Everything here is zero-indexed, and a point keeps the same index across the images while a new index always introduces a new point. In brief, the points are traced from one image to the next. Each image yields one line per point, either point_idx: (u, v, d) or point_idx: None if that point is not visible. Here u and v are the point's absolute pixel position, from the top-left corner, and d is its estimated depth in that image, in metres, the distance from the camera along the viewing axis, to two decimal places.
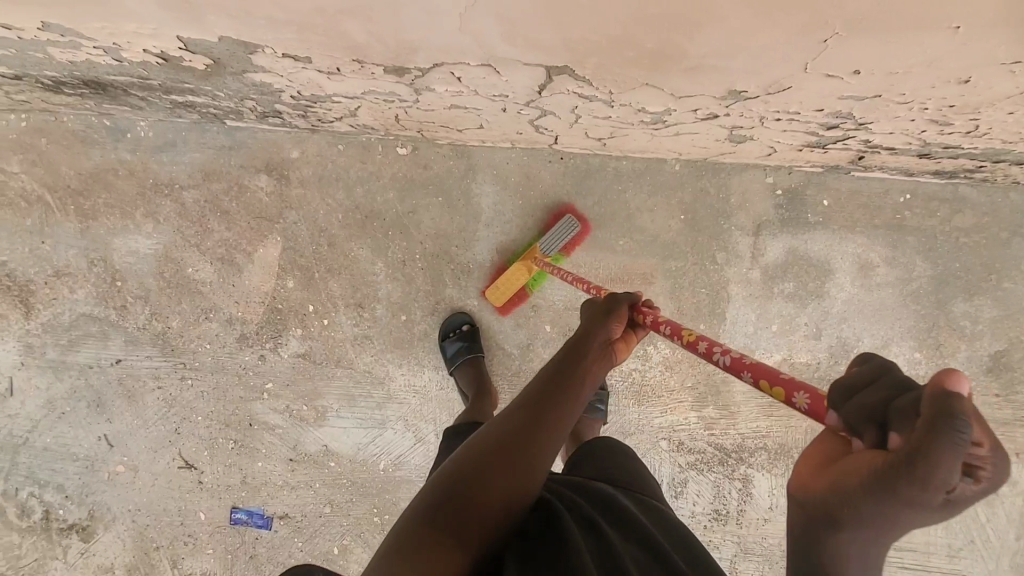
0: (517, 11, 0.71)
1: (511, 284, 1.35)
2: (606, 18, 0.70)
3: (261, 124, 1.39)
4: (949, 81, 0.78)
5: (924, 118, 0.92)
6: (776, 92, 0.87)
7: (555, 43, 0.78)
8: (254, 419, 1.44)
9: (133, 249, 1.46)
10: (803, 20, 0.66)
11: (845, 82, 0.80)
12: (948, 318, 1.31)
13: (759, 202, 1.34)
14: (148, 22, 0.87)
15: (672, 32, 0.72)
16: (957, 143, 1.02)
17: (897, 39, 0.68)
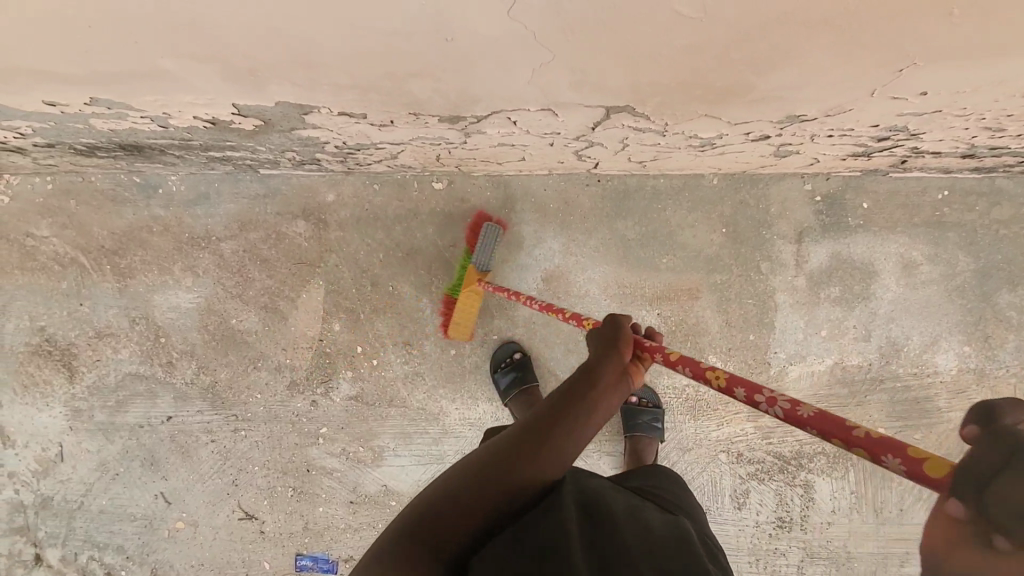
0: (593, 63, 0.71)
1: (468, 315, 1.38)
2: (683, 64, 0.71)
3: (295, 171, 1.39)
4: (1014, 95, 0.80)
5: (979, 126, 0.94)
6: (834, 114, 0.89)
7: (622, 87, 0.79)
8: (312, 464, 1.44)
9: (174, 304, 1.46)
10: (881, 55, 0.68)
11: (909, 102, 0.82)
12: (994, 310, 1.33)
13: (799, 210, 1.34)
14: (206, 94, 0.87)
15: (747, 71, 0.73)
16: (1003, 143, 1.04)
17: (973, 64, 0.70)
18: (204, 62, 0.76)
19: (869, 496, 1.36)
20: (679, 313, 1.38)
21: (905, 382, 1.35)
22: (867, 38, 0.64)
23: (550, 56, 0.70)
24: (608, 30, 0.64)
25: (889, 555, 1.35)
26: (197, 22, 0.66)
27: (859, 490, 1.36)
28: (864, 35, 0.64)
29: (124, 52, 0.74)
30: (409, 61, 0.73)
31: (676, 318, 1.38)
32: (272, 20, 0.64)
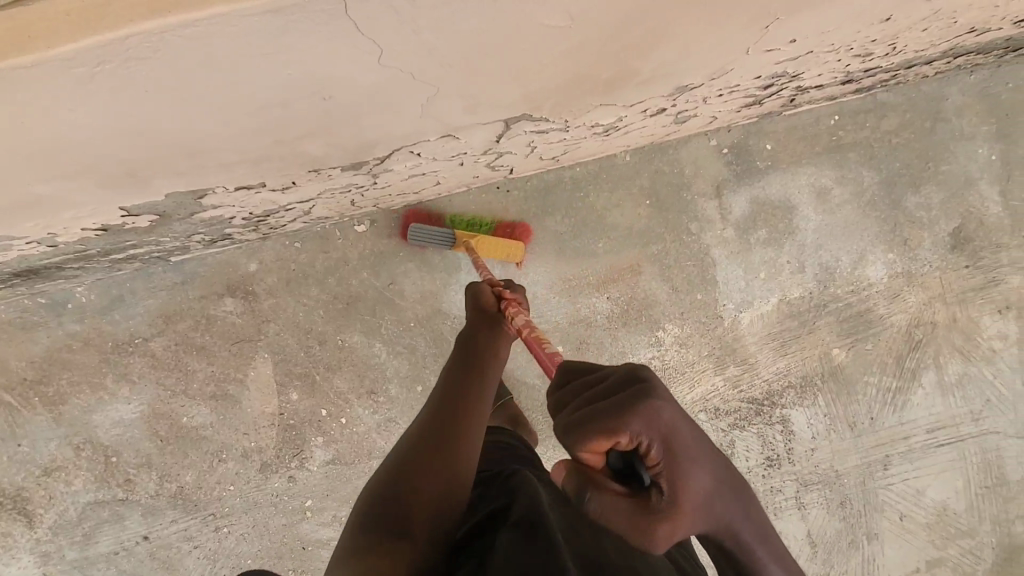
0: (479, 86, 0.71)
1: (502, 242, 1.33)
2: (565, 67, 0.72)
3: (209, 249, 1.33)
4: (873, 23, 0.85)
5: (850, 55, 1.00)
6: (719, 76, 0.92)
7: (515, 100, 0.79)
8: (306, 540, 1.38)
9: (116, 418, 1.36)
10: (747, 17, 0.71)
11: (782, 50, 0.86)
12: (905, 214, 1.41)
13: (711, 166, 1.39)
14: (87, 205, 0.81)
15: (628, 59, 0.75)
16: (875, 63, 1.11)
17: (828, 6, 0.74)
18: (73, 178, 0.71)
19: (843, 414, 1.42)
20: (627, 292, 1.40)
21: (846, 300, 1.42)
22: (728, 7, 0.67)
23: (435, 89, 0.69)
24: (485, 55, 0.64)
25: (872, 462, 1.43)
26: (55, 144, 0.61)
27: (831, 411, 1.42)
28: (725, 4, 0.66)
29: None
30: (294, 127, 0.70)
31: (626, 297, 1.40)
32: (138, 123, 0.60)
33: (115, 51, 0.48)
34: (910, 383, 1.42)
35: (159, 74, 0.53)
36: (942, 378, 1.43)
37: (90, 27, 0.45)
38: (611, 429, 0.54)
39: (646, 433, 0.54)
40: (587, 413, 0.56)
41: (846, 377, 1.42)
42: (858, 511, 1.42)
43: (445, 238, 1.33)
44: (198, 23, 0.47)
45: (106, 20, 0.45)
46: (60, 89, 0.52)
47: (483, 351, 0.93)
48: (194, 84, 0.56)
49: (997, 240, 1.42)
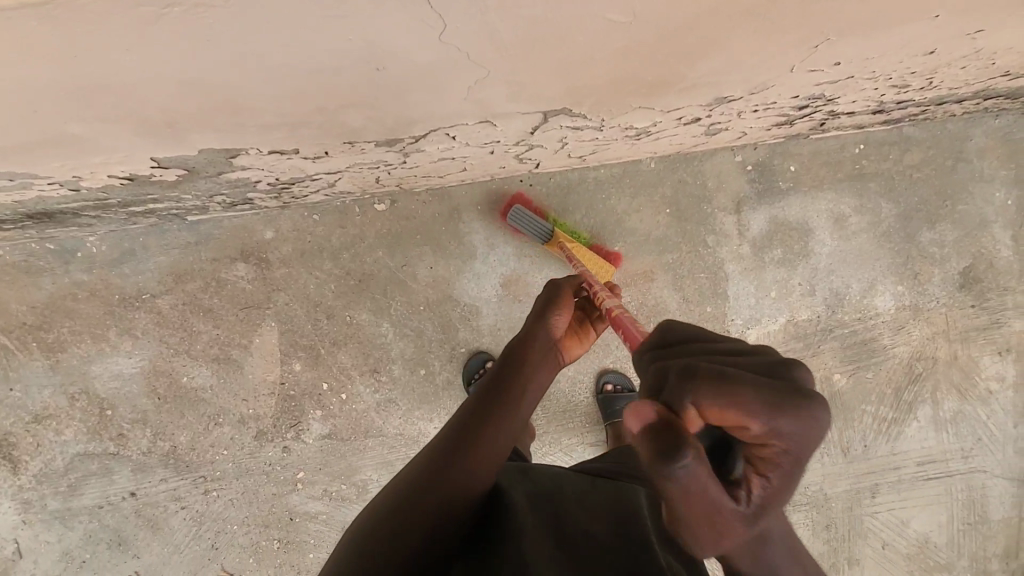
0: (529, 74, 0.71)
1: (592, 256, 1.32)
2: (616, 65, 0.72)
3: (226, 213, 1.32)
4: (917, 55, 0.86)
5: (887, 85, 1.01)
6: (759, 91, 0.93)
7: (559, 93, 0.80)
8: (294, 511, 1.38)
9: (116, 372, 1.36)
10: (800, 35, 0.72)
11: (825, 72, 0.87)
12: (918, 248, 1.43)
13: (734, 181, 1.40)
14: (120, 151, 0.81)
15: (677, 63, 0.75)
16: (908, 96, 1.12)
17: (880, 33, 0.75)
18: (113, 121, 0.70)
19: (837, 439, 1.43)
20: (638, 297, 1.41)
21: (852, 327, 1.43)
22: (785, 22, 0.67)
23: (486, 72, 0.69)
24: (543, 44, 0.64)
25: (861, 489, 1.44)
26: (103, 84, 0.61)
27: (826, 436, 1.44)
28: (782, 20, 0.67)
29: (22, 121, 0.67)
30: (340, 95, 0.70)
31: (636, 302, 1.41)
32: (190, 73, 0.60)
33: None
34: (905, 415, 1.44)
35: (221, 26, 0.52)
36: (937, 413, 1.44)
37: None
38: (745, 406, 0.43)
39: (794, 458, 0.44)
40: (755, 392, 0.43)
41: (844, 403, 1.44)
42: (842, 535, 1.44)
43: (549, 235, 1.34)
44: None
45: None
46: (121, 27, 0.51)
47: (543, 360, 0.84)
48: (253, 39, 0.55)
49: (1004, 283, 1.44)
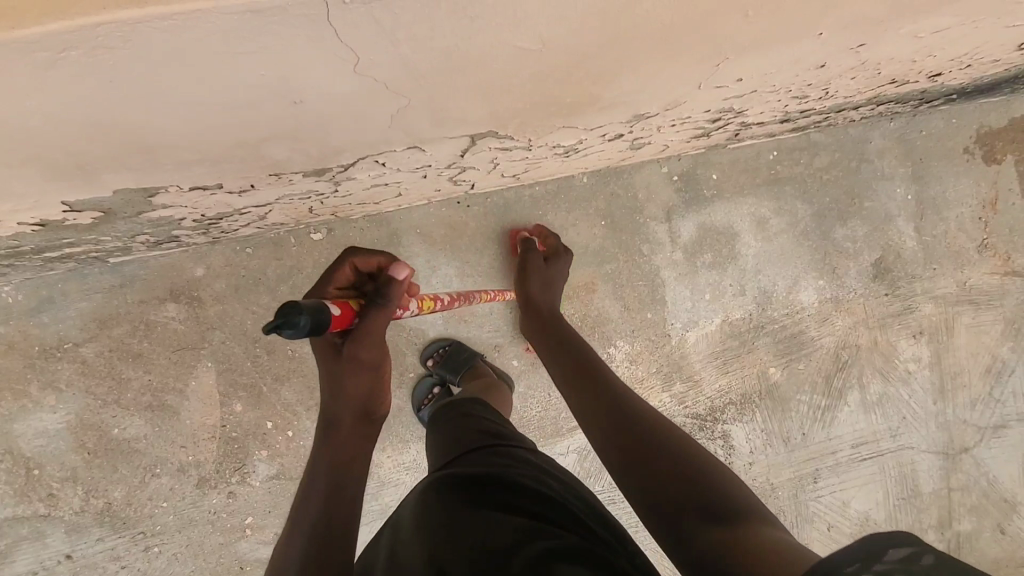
0: (449, 101, 0.73)
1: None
2: (533, 88, 0.75)
3: (152, 252, 1.27)
4: (809, 69, 0.94)
5: (789, 96, 1.09)
6: (672, 107, 0.98)
7: (482, 117, 0.82)
8: (244, 560, 1.31)
9: (39, 429, 1.26)
10: (700, 56, 0.77)
11: (730, 88, 0.93)
12: (834, 244, 1.54)
13: (663, 191, 1.46)
14: (27, 197, 0.77)
15: (591, 85, 0.79)
16: (811, 105, 1.21)
17: (772, 52, 0.81)
18: (13, 166, 0.66)
19: (778, 430, 1.50)
20: (581, 308, 1.44)
21: (782, 322, 1.51)
22: (685, 45, 0.72)
23: (405, 101, 0.70)
24: (460, 72, 0.65)
25: (803, 475, 1.51)
26: None
27: (768, 427, 1.50)
28: (683, 42, 0.72)
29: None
30: (259, 126, 0.68)
31: (580, 314, 1.44)
32: (95, 113, 0.57)
33: (77, 39, 0.44)
34: (837, 401, 1.53)
35: (123, 64, 0.49)
36: (865, 397, 1.54)
37: (57, 13, 0.41)
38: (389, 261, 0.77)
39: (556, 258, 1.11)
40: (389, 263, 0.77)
41: (782, 394, 1.51)
42: (790, 521, 1.50)
43: None
44: (176, 18, 0.43)
45: (74, 8, 0.41)
46: (12, 74, 0.47)
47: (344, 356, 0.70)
48: (161, 79, 0.53)
49: (911, 271, 1.57)
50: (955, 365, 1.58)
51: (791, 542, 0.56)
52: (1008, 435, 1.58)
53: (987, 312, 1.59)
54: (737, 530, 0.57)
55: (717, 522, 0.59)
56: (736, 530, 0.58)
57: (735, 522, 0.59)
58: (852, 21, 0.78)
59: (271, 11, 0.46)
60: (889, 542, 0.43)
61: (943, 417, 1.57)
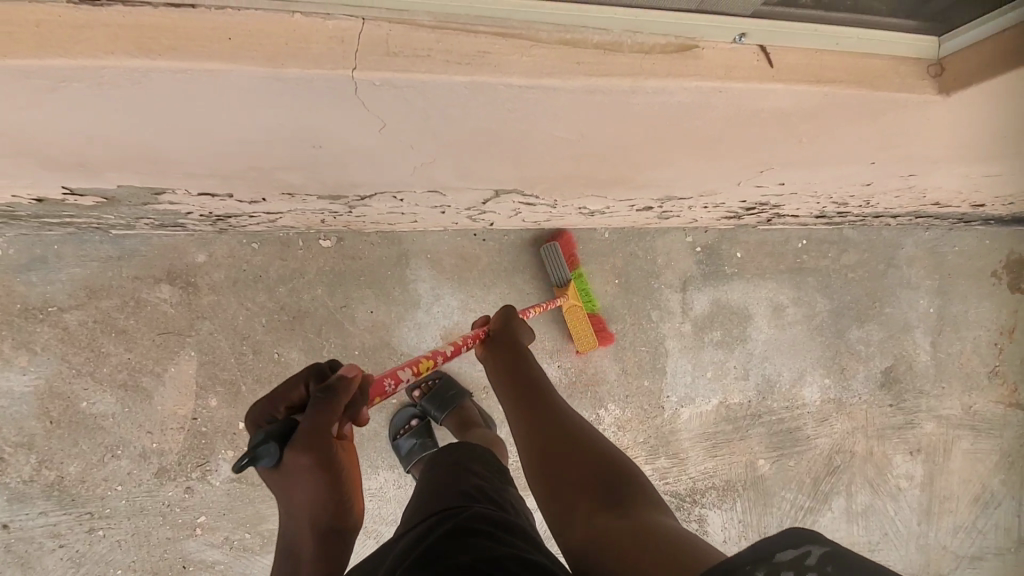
0: (477, 165, 0.70)
1: (586, 325, 1.32)
2: (564, 166, 0.72)
3: (156, 230, 1.24)
4: (855, 184, 0.90)
5: (827, 199, 1.05)
6: (707, 193, 0.95)
7: (508, 180, 0.79)
8: (188, 559, 1.28)
9: (4, 388, 1.23)
10: (744, 160, 0.74)
11: (768, 187, 0.90)
12: (847, 344, 1.49)
13: (683, 260, 1.42)
14: (26, 179, 0.74)
15: (625, 168, 0.76)
16: (845, 209, 1.18)
17: (815, 165, 0.78)
18: (12, 157, 0.63)
19: (755, 523, 1.45)
20: (579, 364, 1.40)
21: (779, 415, 1.47)
22: (725, 149, 0.70)
23: (431, 160, 0.67)
24: (489, 144, 0.63)
25: None
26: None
27: (746, 519, 1.45)
28: (725, 145, 0.69)
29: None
30: (273, 160, 0.66)
31: (576, 369, 1.40)
32: (100, 132, 0.55)
33: (81, 77, 0.45)
34: (821, 505, 1.48)
35: (128, 102, 0.49)
36: (850, 505, 1.49)
37: (67, 52, 0.43)
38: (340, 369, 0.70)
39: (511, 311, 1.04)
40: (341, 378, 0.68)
41: (765, 487, 1.46)
42: None
43: (561, 279, 1.32)
44: (185, 71, 0.45)
45: (79, 45, 0.43)
46: (17, 98, 0.48)
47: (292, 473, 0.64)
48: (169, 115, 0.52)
49: (919, 386, 1.52)
50: (946, 489, 1.53)
51: (676, 525, 0.64)
52: (984, 568, 1.54)
53: (987, 440, 1.55)
54: (627, 517, 0.65)
55: (611, 511, 0.66)
56: (632, 520, 0.64)
57: (628, 510, 0.66)
58: (898, 154, 0.76)
59: (294, 80, 0.47)
60: (780, 547, 0.42)
61: (925, 540, 1.52)
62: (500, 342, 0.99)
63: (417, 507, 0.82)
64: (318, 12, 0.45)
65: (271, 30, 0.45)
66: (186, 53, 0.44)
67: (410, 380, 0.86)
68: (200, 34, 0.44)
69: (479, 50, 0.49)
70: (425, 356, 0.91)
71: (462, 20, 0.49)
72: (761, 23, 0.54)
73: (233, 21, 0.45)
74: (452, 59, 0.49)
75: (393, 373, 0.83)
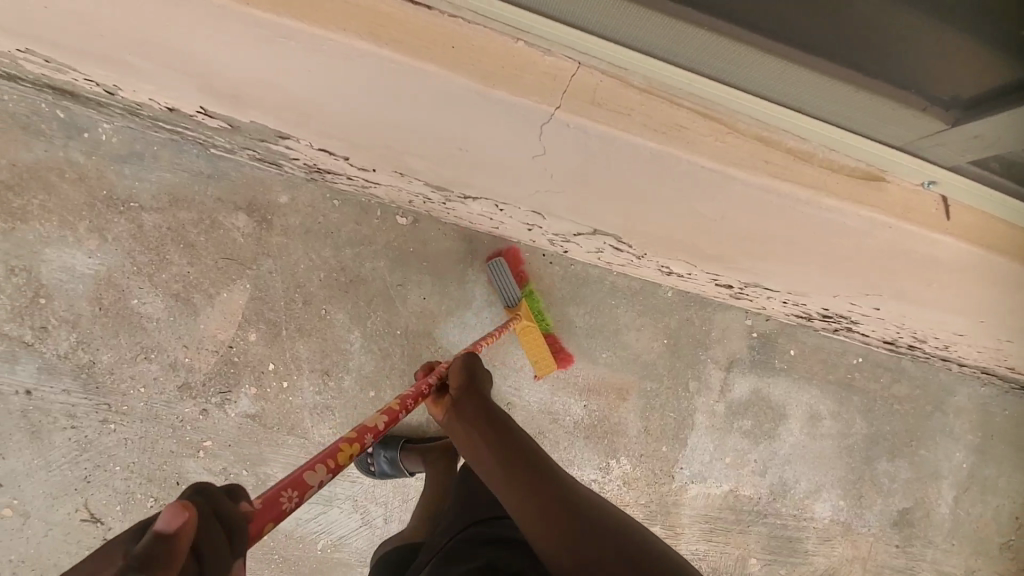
0: (600, 189, 0.79)
1: (543, 346, 1.30)
2: (676, 211, 0.81)
3: (251, 160, 1.27)
4: (940, 310, 0.92)
5: (908, 331, 1.04)
6: (792, 288, 0.97)
7: (616, 215, 0.86)
8: (183, 477, 1.31)
9: (68, 265, 1.27)
10: (830, 251, 0.82)
11: (851, 294, 0.93)
12: (872, 473, 1.45)
13: (736, 340, 1.41)
14: (176, 90, 0.80)
15: (726, 231, 0.83)
16: (918, 346, 1.16)
17: (899, 272, 0.84)
18: (192, 78, 0.75)
19: None
20: (604, 410, 1.39)
21: (784, 521, 1.43)
22: (818, 233, 0.78)
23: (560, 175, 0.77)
24: (618, 172, 0.74)
25: None
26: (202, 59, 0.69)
27: None
28: (819, 232, 0.78)
29: (95, 49, 0.75)
30: (411, 142, 0.76)
31: (600, 414, 1.39)
32: (288, 83, 0.68)
33: (306, 40, 0.60)
34: None
35: (327, 66, 0.63)
36: None
37: (305, 18, 0.58)
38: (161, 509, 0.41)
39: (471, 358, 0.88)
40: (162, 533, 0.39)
41: None
42: None
43: (510, 299, 1.30)
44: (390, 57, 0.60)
45: (317, 17, 0.58)
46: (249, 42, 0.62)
47: None
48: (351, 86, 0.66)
49: (931, 536, 1.48)
50: None
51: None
52: None
53: None
54: None
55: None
56: None
57: None
58: (962, 294, 0.85)
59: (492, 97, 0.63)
60: None
61: None
62: (466, 398, 0.82)
63: (446, 525, 0.83)
64: (538, 47, 0.63)
65: (491, 50, 0.63)
66: (397, 45, 0.60)
67: (320, 477, 0.61)
68: (419, 32, 0.60)
69: (680, 122, 0.67)
70: (344, 438, 0.68)
71: (668, 90, 0.67)
72: (951, 177, 0.72)
73: (460, 30, 0.61)
74: (648, 123, 0.66)
75: (294, 481, 0.57)
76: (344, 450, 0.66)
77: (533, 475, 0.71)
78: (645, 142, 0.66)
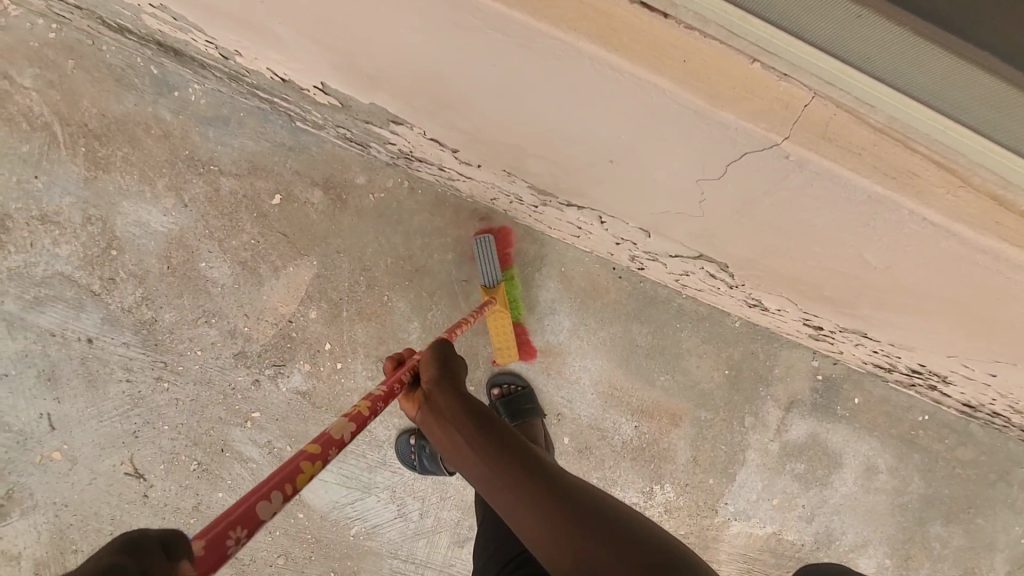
0: (721, 218, 0.81)
1: (509, 334, 1.28)
2: (793, 249, 0.82)
3: (336, 137, 1.26)
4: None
5: (998, 393, 1.02)
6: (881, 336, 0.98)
7: (723, 243, 0.88)
8: (228, 445, 1.31)
9: (143, 220, 1.27)
10: (945, 309, 0.82)
11: (951, 351, 0.93)
12: (923, 536, 1.40)
13: (799, 380, 1.36)
14: (304, 63, 0.83)
15: (837, 272, 0.83)
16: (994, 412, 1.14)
17: (1008, 342, 0.84)
18: (339, 57, 0.77)
19: None
20: (655, 434, 1.36)
21: None
22: (936, 291, 0.78)
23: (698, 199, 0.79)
24: (758, 205, 0.75)
25: None
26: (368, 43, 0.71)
27: None
28: (938, 291, 0.78)
29: (240, 16, 0.77)
30: (543, 146, 0.80)
31: (650, 437, 1.36)
32: (467, 78, 0.70)
33: (533, 39, 0.59)
34: None
35: (537, 67, 0.63)
36: None
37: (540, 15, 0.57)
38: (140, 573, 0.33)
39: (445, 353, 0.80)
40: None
41: None
42: None
43: (489, 279, 1.27)
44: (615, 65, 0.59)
45: (554, 15, 0.57)
46: (468, 33, 0.61)
47: None
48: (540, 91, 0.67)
49: None
50: None
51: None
52: None
53: None
54: None
55: None
56: None
57: None
58: None
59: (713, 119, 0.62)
60: None
61: None
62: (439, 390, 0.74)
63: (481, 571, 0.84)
64: (776, 70, 0.59)
65: (724, 67, 0.60)
66: (629, 52, 0.58)
67: (275, 507, 0.51)
68: (651, 41, 0.58)
69: (912, 169, 0.63)
70: (305, 454, 0.57)
71: (909, 133, 0.62)
72: None
73: (695, 43, 0.58)
74: (883, 168, 0.63)
75: (249, 512, 0.48)
76: (304, 471, 0.55)
77: (534, 481, 0.63)
78: (876, 185, 0.63)
